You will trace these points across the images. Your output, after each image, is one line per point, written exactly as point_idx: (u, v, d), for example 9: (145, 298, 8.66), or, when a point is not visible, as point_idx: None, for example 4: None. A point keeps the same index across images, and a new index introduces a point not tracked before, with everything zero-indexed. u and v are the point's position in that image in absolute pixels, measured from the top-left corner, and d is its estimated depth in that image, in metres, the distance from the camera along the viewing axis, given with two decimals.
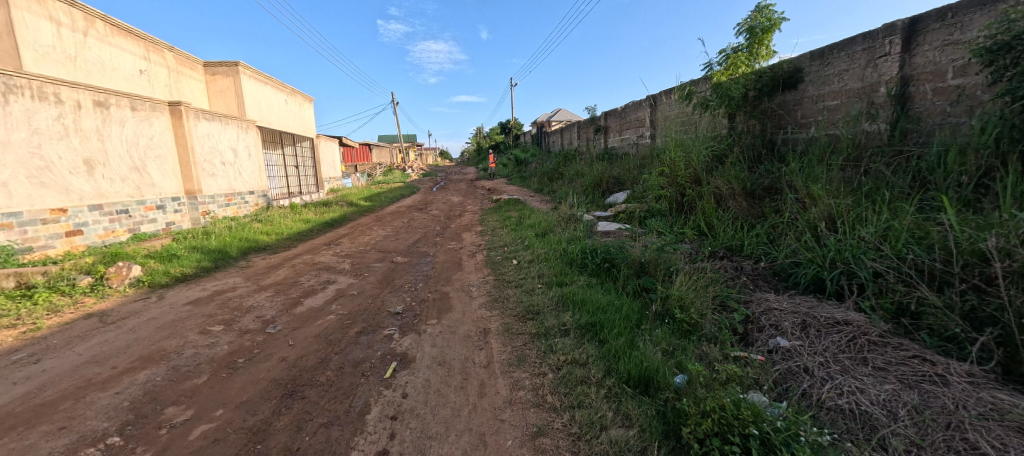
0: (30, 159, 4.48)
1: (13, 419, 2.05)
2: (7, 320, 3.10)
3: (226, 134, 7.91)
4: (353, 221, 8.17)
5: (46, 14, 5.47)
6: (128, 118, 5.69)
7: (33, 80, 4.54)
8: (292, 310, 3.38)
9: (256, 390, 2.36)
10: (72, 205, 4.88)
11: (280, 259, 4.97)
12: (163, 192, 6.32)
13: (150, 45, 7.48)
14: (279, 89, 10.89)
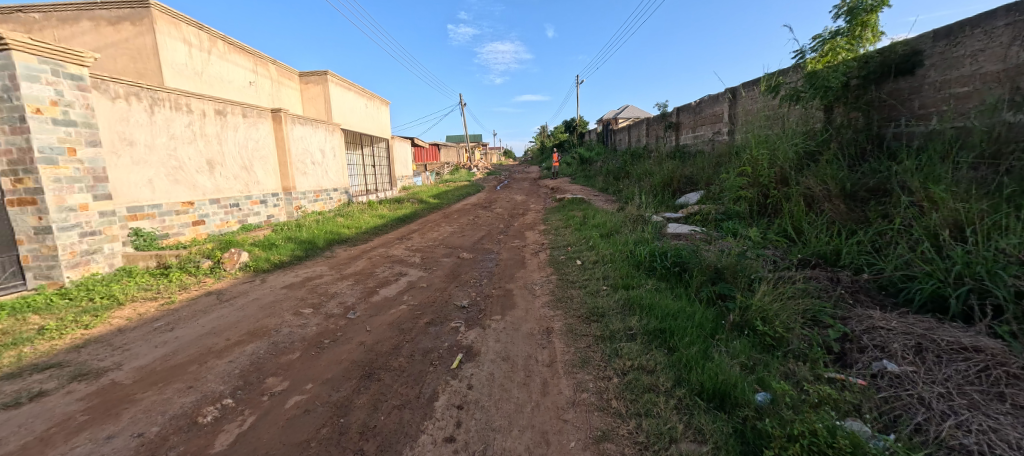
0: (169, 160, 5.34)
1: (155, 375, 2.47)
2: (151, 293, 3.79)
3: (316, 137, 8.78)
4: (422, 217, 8.63)
5: (181, 37, 6.45)
6: (240, 124, 6.57)
7: (173, 93, 5.41)
8: (369, 298, 3.66)
9: (338, 369, 2.59)
10: (197, 199, 5.75)
11: (359, 251, 5.41)
12: (266, 188, 7.19)
13: (258, 60, 8.55)
14: (361, 95, 11.94)
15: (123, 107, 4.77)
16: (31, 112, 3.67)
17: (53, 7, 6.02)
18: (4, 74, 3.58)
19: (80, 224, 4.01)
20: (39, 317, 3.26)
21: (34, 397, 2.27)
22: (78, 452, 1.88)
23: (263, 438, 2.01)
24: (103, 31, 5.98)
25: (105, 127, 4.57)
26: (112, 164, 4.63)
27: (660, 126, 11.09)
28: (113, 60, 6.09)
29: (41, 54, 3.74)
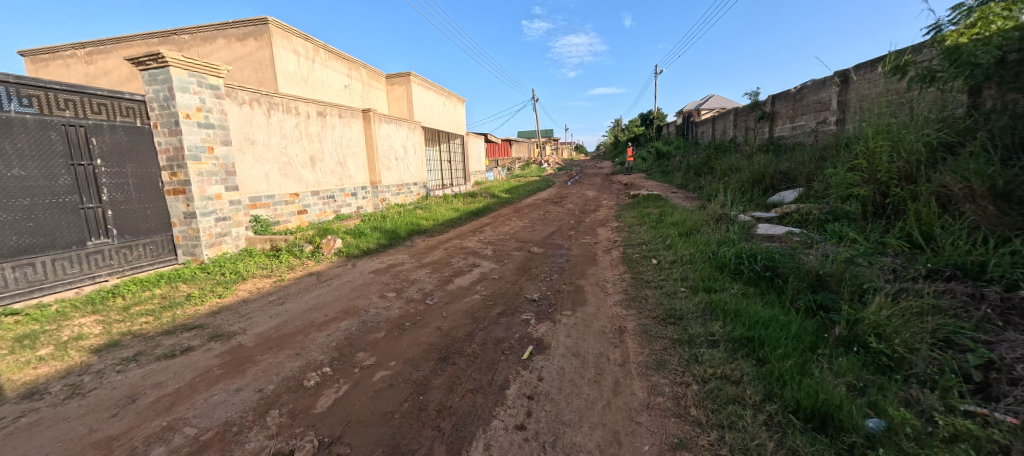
0: (281, 157, 6.15)
1: (271, 341, 2.88)
2: (267, 271, 4.42)
3: (398, 134, 9.45)
4: (494, 211, 8.89)
5: (291, 48, 7.35)
6: (336, 124, 7.31)
7: (286, 98, 6.18)
8: (446, 286, 3.88)
9: (418, 350, 2.78)
10: (302, 191, 6.55)
11: (436, 242, 5.75)
12: (356, 182, 7.95)
13: (352, 65, 9.45)
14: (439, 93, 12.77)
15: (248, 111, 5.57)
16: (183, 117, 4.46)
17: (197, 28, 7.19)
18: (165, 87, 4.38)
19: (216, 210, 4.80)
20: (186, 286, 3.98)
21: (185, 351, 2.78)
22: (215, 399, 2.27)
23: (355, 405, 2.24)
24: (234, 47, 7.05)
25: (235, 129, 5.38)
26: (239, 160, 5.45)
27: (752, 116, 10.09)
28: (241, 71, 7.16)
29: (190, 69, 4.51)
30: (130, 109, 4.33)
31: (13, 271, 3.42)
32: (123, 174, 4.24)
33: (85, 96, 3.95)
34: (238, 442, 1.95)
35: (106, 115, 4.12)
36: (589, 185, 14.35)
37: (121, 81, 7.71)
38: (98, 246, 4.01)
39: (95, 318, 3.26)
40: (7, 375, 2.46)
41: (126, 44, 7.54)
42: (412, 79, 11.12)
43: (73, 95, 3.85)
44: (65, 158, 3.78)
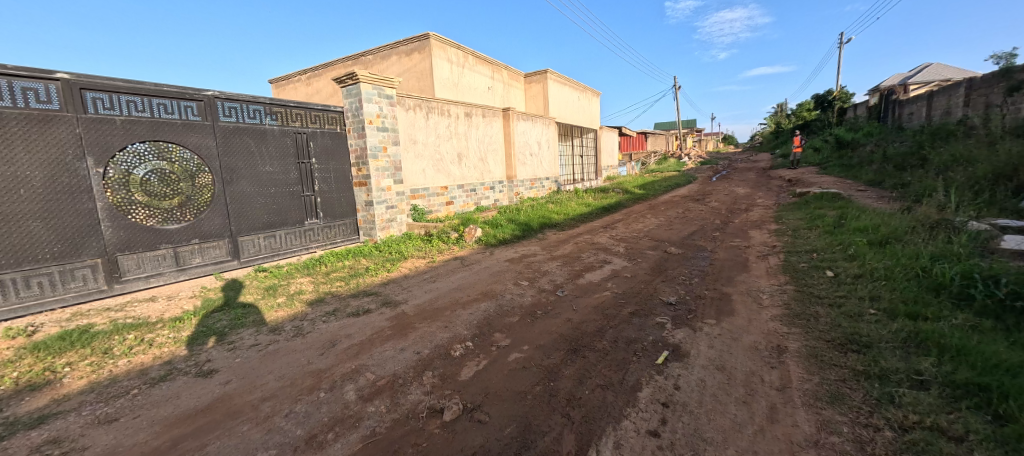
0: (437, 155, 7.08)
1: (426, 312, 3.38)
2: (422, 253, 5.18)
3: (533, 131, 9.92)
4: (627, 208, 8.62)
5: (446, 57, 8.35)
6: (480, 123, 8.09)
7: (441, 102, 7.05)
8: (576, 280, 3.94)
9: (549, 338, 2.90)
10: (450, 184, 7.45)
11: (567, 235, 5.90)
12: (494, 177, 8.74)
13: (495, 67, 10.23)
14: (574, 89, 12.98)
15: (412, 115, 6.53)
16: (366, 123, 5.49)
17: (378, 49, 8.78)
18: (356, 99, 5.46)
19: (387, 200, 5.83)
20: (366, 260, 4.95)
21: (366, 311, 3.47)
22: (386, 354, 2.78)
23: (492, 380, 2.46)
24: (403, 62, 8.39)
25: (403, 131, 6.37)
26: (405, 158, 6.46)
27: (1002, 88, 7.39)
28: (408, 81, 8.47)
29: (373, 83, 5.54)
30: (335, 118, 5.54)
31: (265, 239, 4.81)
32: (328, 170, 5.45)
33: (309, 111, 5.21)
34: (403, 392, 2.37)
35: (319, 124, 5.35)
36: (735, 182, 12.61)
37: (325, 96, 9.93)
38: (311, 226, 5.29)
39: (308, 279, 4.33)
40: (263, 313, 3.48)
41: (331, 67, 9.67)
42: (548, 76, 11.56)
43: (301, 110, 5.12)
44: (295, 158, 5.07)
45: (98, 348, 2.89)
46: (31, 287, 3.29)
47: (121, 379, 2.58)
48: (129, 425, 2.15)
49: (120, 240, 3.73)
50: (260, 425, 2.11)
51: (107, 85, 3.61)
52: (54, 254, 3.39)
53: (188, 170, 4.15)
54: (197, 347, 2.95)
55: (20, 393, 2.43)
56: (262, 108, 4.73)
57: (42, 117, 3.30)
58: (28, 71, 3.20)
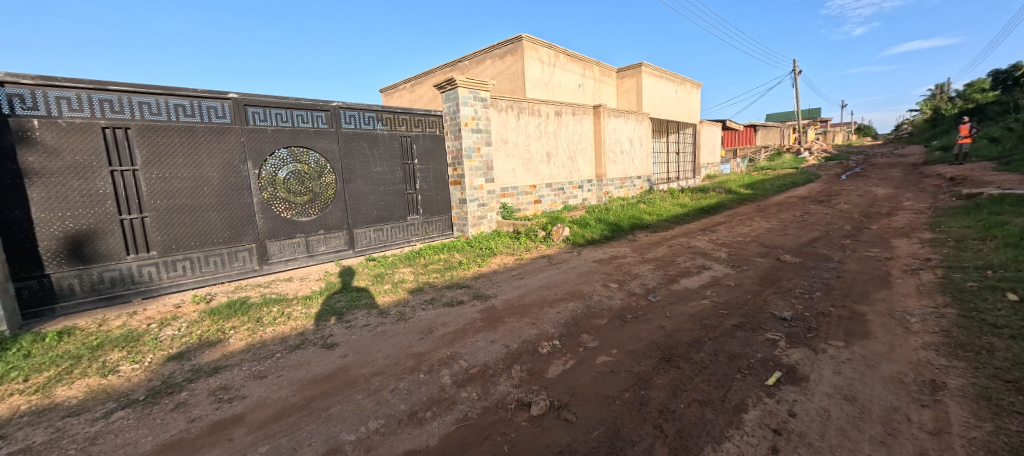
0: (527, 154, 7.27)
1: (514, 308, 3.51)
2: (511, 249, 5.41)
3: (625, 128, 9.73)
4: (731, 210, 7.96)
5: (537, 57, 8.55)
6: (569, 122, 8.17)
7: (532, 102, 7.27)
8: (669, 286, 3.77)
9: (640, 345, 2.79)
10: (539, 183, 7.59)
11: (660, 238, 5.76)
12: (583, 176, 8.72)
13: (586, 64, 10.14)
14: (670, 82, 12.27)
15: (505, 116, 6.83)
16: (463, 125, 5.89)
17: (474, 54, 9.30)
18: (454, 103, 5.89)
19: (478, 197, 6.24)
20: (459, 254, 5.34)
21: (460, 302, 3.73)
22: (478, 344, 2.94)
23: (579, 381, 2.45)
24: (497, 65, 8.78)
25: (496, 132, 6.70)
26: (497, 158, 6.76)
27: None
28: (500, 83, 8.85)
29: (470, 87, 5.93)
30: (434, 122, 6.01)
31: (374, 231, 5.44)
32: (428, 170, 5.94)
33: (413, 115, 5.74)
34: (493, 382, 2.48)
35: (422, 127, 5.86)
36: (868, 181, 10.63)
37: (425, 101, 10.83)
38: (412, 221, 5.82)
39: (409, 269, 4.78)
40: (374, 297, 3.95)
41: (432, 75, 10.50)
42: (642, 69, 11.07)
43: (407, 115, 5.66)
44: (401, 159, 5.62)
45: (254, 316, 3.56)
46: (209, 263, 4.17)
47: (268, 344, 3.14)
48: (274, 382, 2.61)
49: (268, 228, 4.52)
50: (371, 396, 2.39)
51: (262, 101, 4.38)
52: (224, 239, 4.24)
53: (316, 171, 4.84)
54: (323, 322, 3.46)
55: (202, 346, 3.11)
56: (374, 115, 5.32)
57: (217, 129, 4.13)
58: (210, 92, 4.03)
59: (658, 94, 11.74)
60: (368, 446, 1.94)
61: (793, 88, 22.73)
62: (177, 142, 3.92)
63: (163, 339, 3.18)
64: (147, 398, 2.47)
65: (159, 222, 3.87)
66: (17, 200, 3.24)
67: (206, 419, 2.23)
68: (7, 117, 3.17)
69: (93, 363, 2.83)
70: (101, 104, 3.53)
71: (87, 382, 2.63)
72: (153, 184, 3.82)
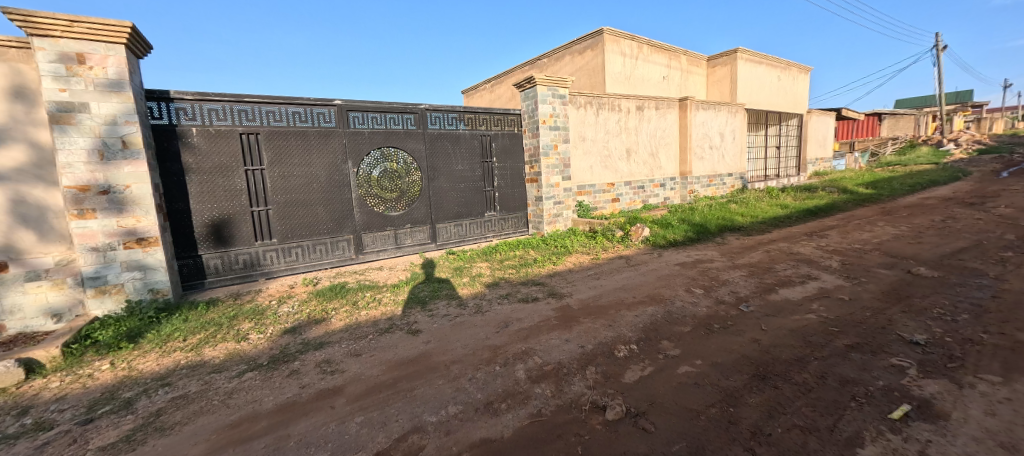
0: (605, 151, 7.14)
1: (590, 308, 3.47)
2: (587, 249, 5.41)
3: (715, 121, 9.04)
4: (847, 213, 6.95)
5: (618, 50, 8.31)
6: (652, 116, 7.81)
7: (612, 97, 7.11)
8: (765, 297, 3.43)
9: (729, 358, 2.56)
10: (617, 181, 7.40)
11: (754, 242, 5.31)
12: (666, 173, 8.30)
13: (672, 54, 9.59)
14: (771, 68, 11.06)
15: (583, 112, 6.76)
16: (541, 123, 5.96)
17: (553, 51, 9.33)
18: (533, 102, 5.96)
19: (555, 195, 6.25)
20: (534, 251, 5.47)
21: (536, 299, 3.80)
22: (552, 342, 2.94)
23: (658, 390, 2.30)
24: (576, 61, 8.72)
25: (574, 128, 6.66)
26: (574, 155, 6.73)
27: None
28: (579, 79, 8.77)
29: (548, 85, 5.98)
30: (513, 120, 6.15)
31: (454, 226, 5.75)
32: (505, 168, 6.12)
33: (493, 115, 5.95)
34: (567, 381, 2.45)
35: (500, 126, 6.03)
36: None
37: (503, 100, 11.13)
38: (489, 217, 6.05)
39: (486, 264, 4.98)
40: (454, 289, 4.18)
41: (511, 74, 10.75)
42: (737, 55, 10.16)
43: (487, 115, 5.87)
44: (481, 158, 5.85)
45: (350, 300, 3.98)
46: (316, 250, 4.77)
47: (362, 325, 3.49)
48: (368, 360, 2.89)
49: (363, 222, 5.01)
50: (451, 382, 2.52)
51: (362, 106, 4.86)
52: (328, 230, 4.81)
53: (404, 169, 5.22)
54: (409, 309, 3.76)
55: (310, 323, 3.56)
56: (457, 115, 5.60)
57: (324, 132, 4.67)
58: (319, 100, 4.58)
59: (756, 82, 10.65)
60: (448, 429, 2.04)
61: (935, 67, 18.87)
62: (293, 144, 4.51)
63: (281, 314, 3.71)
64: (269, 363, 2.90)
65: (280, 214, 4.51)
66: (181, 193, 4.01)
67: (314, 387, 2.55)
68: (174, 126, 3.93)
69: (230, 330, 3.41)
70: (239, 114, 4.21)
71: (226, 346, 3.18)
72: (275, 182, 4.45)
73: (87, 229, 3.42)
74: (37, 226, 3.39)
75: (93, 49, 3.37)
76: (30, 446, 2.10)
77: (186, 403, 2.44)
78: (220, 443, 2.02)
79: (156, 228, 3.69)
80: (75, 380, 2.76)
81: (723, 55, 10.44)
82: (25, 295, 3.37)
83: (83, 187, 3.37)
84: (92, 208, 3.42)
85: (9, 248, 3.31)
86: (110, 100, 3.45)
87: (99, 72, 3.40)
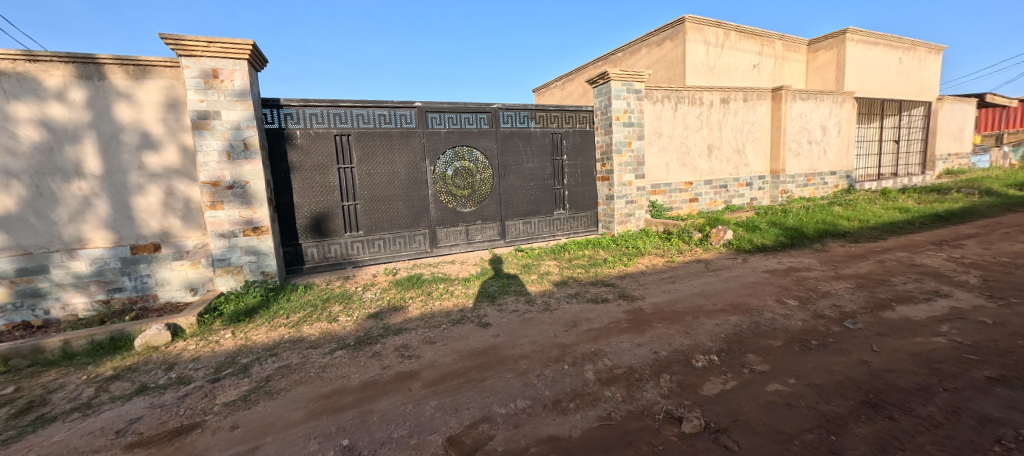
0: (682, 147, 6.74)
1: (665, 313, 3.32)
2: (661, 251, 5.21)
3: (814, 113, 8.07)
4: (991, 219, 5.78)
5: (702, 39, 7.78)
6: (739, 109, 7.19)
7: (693, 90, 6.69)
8: (876, 315, 2.98)
9: (830, 379, 2.24)
10: (696, 180, 6.95)
11: (863, 250, 4.67)
12: (754, 171, 7.60)
13: (764, 40, 8.76)
14: (888, 49, 9.59)
15: (659, 108, 6.46)
16: (615, 119, 5.79)
17: (629, 45, 9.03)
18: (606, 98, 5.83)
19: (627, 194, 6.06)
20: (604, 251, 5.37)
21: (606, 300, 3.73)
22: (623, 345, 2.85)
23: (744, 406, 2.06)
24: (653, 53, 8.35)
25: (649, 124, 6.39)
26: (649, 152, 6.45)
27: None
28: (656, 72, 8.38)
29: (624, 79, 5.79)
30: (585, 117, 6.07)
31: (523, 224, 5.83)
32: (576, 166, 6.06)
33: (565, 112, 5.92)
34: (639, 387, 2.32)
35: (572, 124, 5.99)
36: None
37: (575, 98, 11.04)
38: (558, 215, 6.04)
39: (555, 262, 5.00)
40: (523, 285, 4.25)
41: (584, 71, 10.62)
42: (847, 36, 9.01)
43: (559, 112, 5.86)
44: (551, 156, 5.85)
45: (426, 290, 4.23)
46: (395, 243, 5.14)
47: (436, 315, 3.69)
48: (442, 348, 3.05)
49: (438, 217, 5.30)
50: (519, 376, 2.54)
51: (440, 107, 5.13)
52: (408, 224, 5.16)
53: (476, 167, 5.41)
54: (479, 302, 3.90)
55: (392, 310, 3.86)
56: (528, 114, 5.66)
57: (405, 132, 5.00)
58: (403, 103, 4.93)
59: (868, 66, 9.29)
60: (516, 422, 2.06)
61: None
62: (378, 144, 4.89)
63: (367, 300, 4.07)
64: (356, 344, 3.20)
65: (366, 209, 4.93)
66: (286, 189, 4.57)
67: (393, 369, 2.75)
68: (282, 129, 4.48)
69: (323, 311, 3.83)
70: (335, 117, 4.68)
71: (321, 326, 3.56)
72: (362, 179, 4.87)
73: (217, 218, 4.04)
74: (184, 214, 4.10)
75: (224, 65, 3.94)
76: (175, 395, 2.55)
77: (289, 372, 2.79)
78: (315, 411, 2.27)
79: (267, 218, 4.23)
80: (206, 344, 3.30)
81: (829, 37, 9.32)
82: (173, 271, 4.10)
83: (214, 182, 3.98)
84: (221, 200, 4.03)
85: (163, 232, 4.04)
86: (236, 108, 4.02)
87: (228, 85, 3.97)
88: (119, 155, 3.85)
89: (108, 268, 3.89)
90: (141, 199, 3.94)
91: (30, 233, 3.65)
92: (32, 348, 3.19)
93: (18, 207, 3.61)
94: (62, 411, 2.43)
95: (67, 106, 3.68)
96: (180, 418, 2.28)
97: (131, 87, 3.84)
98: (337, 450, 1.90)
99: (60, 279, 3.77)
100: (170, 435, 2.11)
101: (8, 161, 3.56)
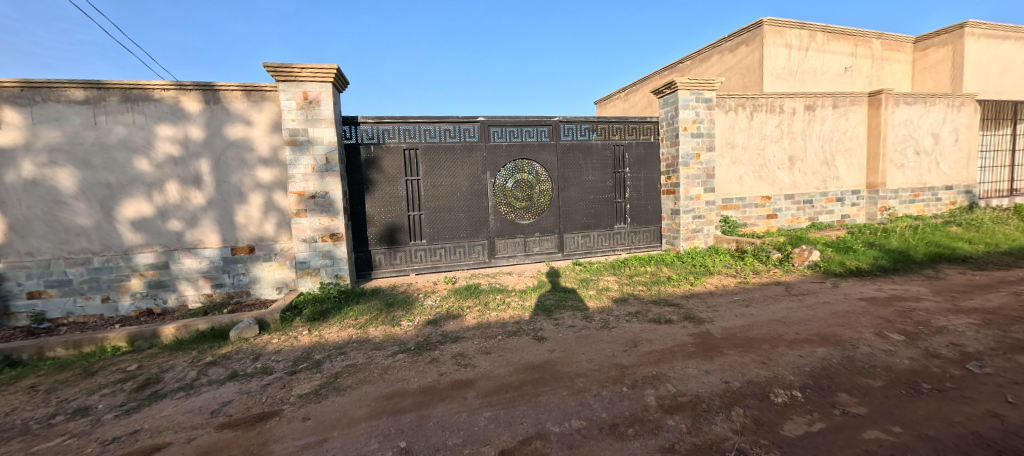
0: (758, 158, 6.23)
1: (737, 340, 3.06)
2: (732, 271, 4.83)
3: (923, 118, 7.04)
4: None
5: (783, 42, 7.20)
6: (827, 116, 6.51)
7: (771, 97, 6.20)
8: (1011, 359, 2.48)
9: (949, 432, 1.88)
10: (774, 194, 6.38)
11: (994, 280, 3.92)
12: (845, 185, 6.79)
13: (858, 40, 7.90)
14: (1019, 44, 8.20)
15: (733, 117, 6.06)
16: (682, 130, 5.54)
17: (699, 53, 8.65)
18: (673, 108, 5.60)
19: (694, 209, 5.73)
20: (668, 269, 5.10)
21: (670, 322, 3.52)
22: (689, 371, 2.65)
23: (835, 452, 1.80)
24: (726, 60, 7.91)
25: (720, 135, 6.01)
26: (719, 164, 6.06)
27: None
28: (729, 80, 7.91)
29: (692, 88, 5.55)
30: (649, 128, 5.88)
31: (582, 238, 5.73)
32: (638, 179, 5.86)
33: (628, 124, 5.78)
34: (707, 419, 2.13)
35: (635, 135, 5.83)
36: None
37: (639, 108, 10.76)
38: (619, 229, 5.87)
39: (613, 278, 4.85)
40: (581, 300, 4.17)
41: (649, 81, 10.32)
42: (966, 30, 7.83)
43: (621, 124, 5.73)
44: (612, 168, 5.72)
45: (483, 300, 4.31)
46: (456, 252, 5.32)
47: (493, 325, 3.74)
48: (497, 359, 3.06)
49: (497, 228, 5.40)
50: (575, 395, 2.47)
51: (502, 121, 5.27)
52: (468, 235, 5.32)
53: (536, 180, 5.45)
54: (536, 315, 3.88)
55: (452, 317, 3.97)
56: (590, 126, 5.60)
57: (467, 146, 5.18)
58: (468, 118, 5.12)
59: (993, 63, 8.00)
60: (571, 443, 1.99)
61: None
62: (442, 157, 5.12)
63: (428, 307, 4.23)
64: (417, 348, 3.32)
65: (430, 219, 5.17)
66: (360, 199, 4.93)
67: (450, 377, 2.81)
68: (358, 145, 4.87)
69: (388, 315, 4.04)
70: (404, 132, 4.99)
71: (385, 328, 3.77)
72: (427, 191, 5.12)
73: (301, 225, 4.48)
74: (276, 220, 4.59)
75: (313, 88, 4.39)
76: (259, 384, 2.82)
77: (355, 371, 2.97)
78: (377, 411, 2.38)
79: (342, 226, 4.60)
80: (287, 339, 3.63)
81: (942, 33, 8.18)
82: (263, 271, 4.59)
83: (301, 193, 4.42)
84: (305, 209, 4.46)
85: (259, 237, 4.56)
86: (320, 126, 4.44)
87: (315, 105, 4.41)
88: (229, 169, 4.43)
89: (213, 266, 4.46)
90: (243, 208, 4.48)
91: (159, 233, 4.31)
92: (152, 332, 3.72)
93: (150, 211, 4.28)
94: (171, 389, 2.81)
95: (194, 127, 4.32)
96: (261, 405, 2.51)
97: (243, 110, 4.41)
98: (395, 451, 1.97)
99: (177, 274, 4.39)
100: (253, 420, 2.34)
101: (149, 172, 4.26)
